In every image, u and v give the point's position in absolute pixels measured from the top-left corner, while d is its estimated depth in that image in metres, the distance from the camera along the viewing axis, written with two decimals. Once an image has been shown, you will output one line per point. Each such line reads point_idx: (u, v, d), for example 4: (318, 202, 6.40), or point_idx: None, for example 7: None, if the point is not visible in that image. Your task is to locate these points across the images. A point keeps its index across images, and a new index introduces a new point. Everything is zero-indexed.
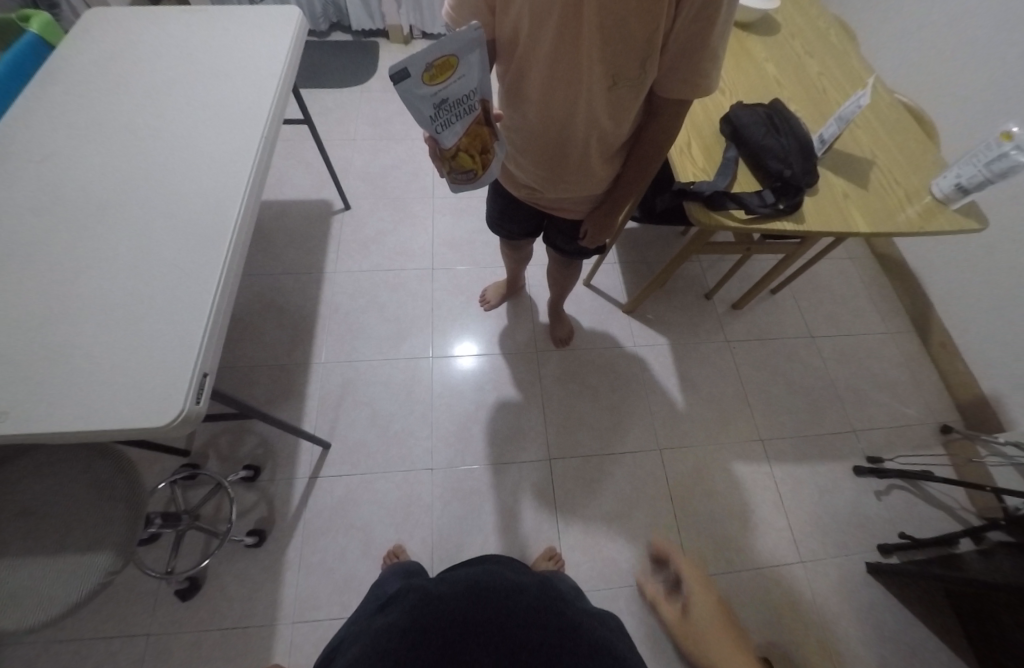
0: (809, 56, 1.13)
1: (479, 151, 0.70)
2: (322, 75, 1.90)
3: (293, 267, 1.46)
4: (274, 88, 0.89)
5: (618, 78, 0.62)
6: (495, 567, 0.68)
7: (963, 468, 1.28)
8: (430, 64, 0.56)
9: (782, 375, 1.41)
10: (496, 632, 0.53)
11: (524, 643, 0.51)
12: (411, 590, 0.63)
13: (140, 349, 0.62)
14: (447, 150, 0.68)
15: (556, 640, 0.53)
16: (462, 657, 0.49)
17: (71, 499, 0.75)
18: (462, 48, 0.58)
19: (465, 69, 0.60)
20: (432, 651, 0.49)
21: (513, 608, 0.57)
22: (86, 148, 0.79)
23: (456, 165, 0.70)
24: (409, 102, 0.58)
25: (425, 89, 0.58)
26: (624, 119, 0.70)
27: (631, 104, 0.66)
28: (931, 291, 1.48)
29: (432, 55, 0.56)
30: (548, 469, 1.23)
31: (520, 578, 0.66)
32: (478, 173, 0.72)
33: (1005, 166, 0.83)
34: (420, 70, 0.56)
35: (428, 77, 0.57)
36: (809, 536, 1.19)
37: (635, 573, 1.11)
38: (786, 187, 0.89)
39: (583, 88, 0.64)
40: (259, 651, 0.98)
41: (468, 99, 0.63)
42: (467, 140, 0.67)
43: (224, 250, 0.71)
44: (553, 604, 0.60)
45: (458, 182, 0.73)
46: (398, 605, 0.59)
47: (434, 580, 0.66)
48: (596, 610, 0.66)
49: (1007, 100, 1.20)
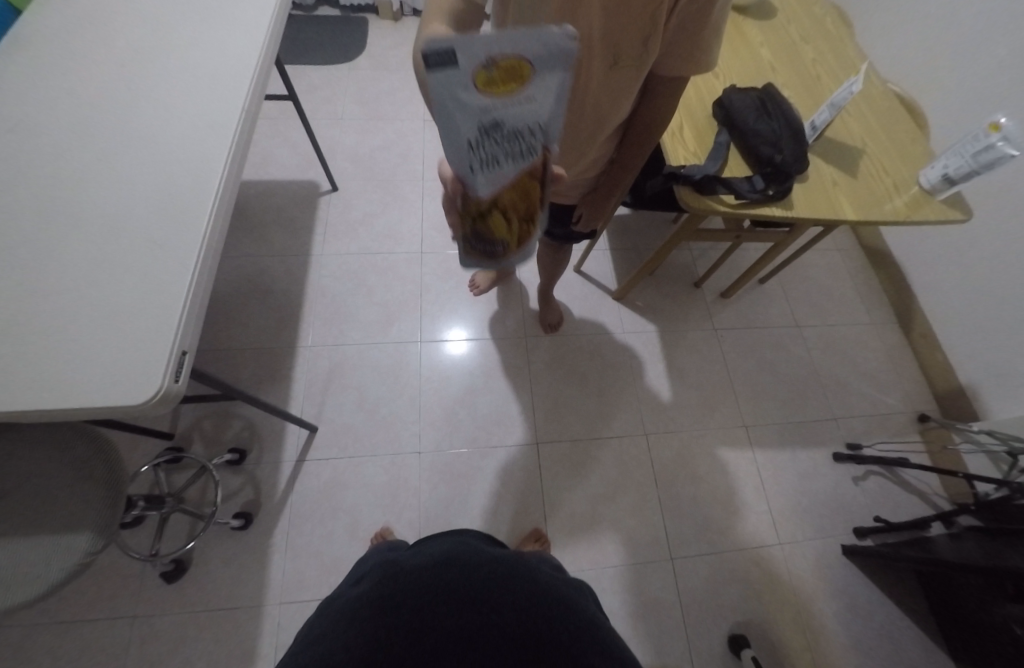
0: (805, 42, 1.12)
1: (519, 214, 0.50)
2: (307, 50, 1.84)
3: (279, 249, 1.43)
4: (254, 60, 0.86)
5: (618, 56, 0.61)
6: (469, 541, 0.67)
7: (937, 454, 1.33)
8: (491, 61, 0.36)
9: (768, 363, 1.43)
10: (471, 596, 0.53)
11: (501, 609, 0.51)
12: (383, 564, 0.63)
13: (119, 323, 0.61)
14: (478, 203, 0.47)
15: (530, 603, 0.53)
16: (435, 625, 0.49)
17: (49, 480, 0.73)
18: (540, 54, 0.38)
19: (538, 88, 0.40)
20: (399, 618, 0.49)
21: (486, 571, 0.57)
22: (59, 119, 0.75)
23: (482, 226, 0.49)
24: (440, 110, 0.36)
25: (474, 97, 0.37)
26: (623, 102, 0.68)
27: (630, 85, 0.65)
28: (915, 282, 1.51)
29: (498, 49, 0.35)
30: (535, 453, 1.24)
31: (495, 549, 0.66)
32: (509, 244, 0.51)
33: (991, 158, 0.85)
34: (474, 66, 0.36)
35: (482, 80, 0.37)
36: (789, 518, 1.22)
37: (620, 556, 1.14)
38: (775, 172, 0.89)
39: (582, 70, 0.62)
40: (247, 631, 0.99)
41: (535, 145, 0.45)
42: (510, 191, 0.47)
43: (202, 227, 0.69)
44: (529, 567, 0.61)
45: (479, 246, 0.52)
46: (370, 578, 0.60)
47: (409, 553, 0.67)
48: (573, 582, 0.67)
49: (997, 92, 1.20)
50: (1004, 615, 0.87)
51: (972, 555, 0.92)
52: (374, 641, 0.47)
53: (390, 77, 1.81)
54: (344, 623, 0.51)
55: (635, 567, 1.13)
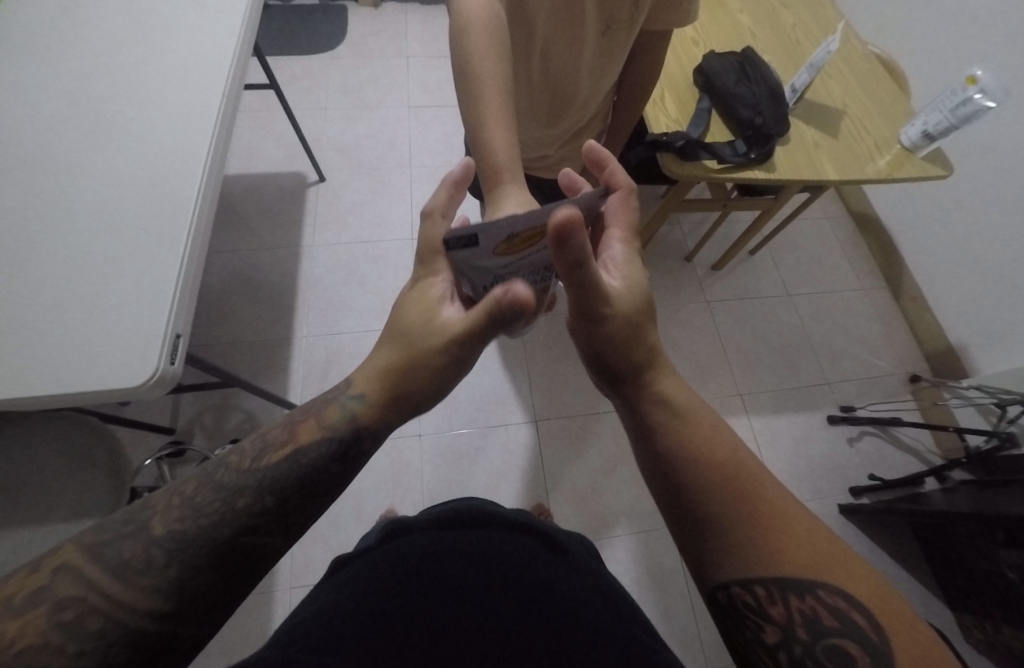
0: (784, 8, 1.12)
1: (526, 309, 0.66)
2: (287, 42, 1.82)
3: (269, 242, 1.43)
4: (232, 46, 0.85)
5: (611, 21, 0.68)
6: (475, 502, 0.67)
7: (928, 412, 1.35)
8: (515, 235, 0.42)
9: (761, 333, 1.44)
10: (477, 547, 0.52)
11: (506, 557, 0.51)
12: (389, 524, 0.64)
13: (108, 304, 0.61)
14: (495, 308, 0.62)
15: (534, 553, 0.54)
16: (443, 571, 0.48)
17: (53, 472, 0.74)
18: None
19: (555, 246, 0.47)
20: (401, 570, 0.48)
21: (492, 525, 0.57)
22: (37, 112, 0.75)
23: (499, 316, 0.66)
24: (467, 269, 0.47)
25: (494, 257, 0.45)
26: (617, 62, 0.76)
27: (623, 45, 0.73)
28: (902, 246, 1.52)
29: (521, 230, 0.41)
30: (535, 430, 1.25)
31: (500, 510, 0.65)
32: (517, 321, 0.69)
33: (969, 111, 0.88)
34: (495, 241, 0.42)
35: (504, 248, 0.43)
36: (787, 480, 1.25)
37: (621, 526, 1.16)
38: (757, 135, 0.89)
39: (580, 36, 0.69)
40: (258, 616, 1.00)
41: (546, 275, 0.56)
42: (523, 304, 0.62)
43: (190, 212, 0.69)
44: (532, 522, 0.62)
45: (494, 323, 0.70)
46: (377, 536, 0.61)
47: (414, 514, 0.67)
48: (573, 535, 0.68)
49: (975, 49, 1.21)
50: (998, 559, 0.87)
51: (964, 504, 0.94)
52: (382, 590, 0.46)
53: (372, 65, 1.79)
54: (351, 576, 0.50)
55: (636, 535, 1.15)
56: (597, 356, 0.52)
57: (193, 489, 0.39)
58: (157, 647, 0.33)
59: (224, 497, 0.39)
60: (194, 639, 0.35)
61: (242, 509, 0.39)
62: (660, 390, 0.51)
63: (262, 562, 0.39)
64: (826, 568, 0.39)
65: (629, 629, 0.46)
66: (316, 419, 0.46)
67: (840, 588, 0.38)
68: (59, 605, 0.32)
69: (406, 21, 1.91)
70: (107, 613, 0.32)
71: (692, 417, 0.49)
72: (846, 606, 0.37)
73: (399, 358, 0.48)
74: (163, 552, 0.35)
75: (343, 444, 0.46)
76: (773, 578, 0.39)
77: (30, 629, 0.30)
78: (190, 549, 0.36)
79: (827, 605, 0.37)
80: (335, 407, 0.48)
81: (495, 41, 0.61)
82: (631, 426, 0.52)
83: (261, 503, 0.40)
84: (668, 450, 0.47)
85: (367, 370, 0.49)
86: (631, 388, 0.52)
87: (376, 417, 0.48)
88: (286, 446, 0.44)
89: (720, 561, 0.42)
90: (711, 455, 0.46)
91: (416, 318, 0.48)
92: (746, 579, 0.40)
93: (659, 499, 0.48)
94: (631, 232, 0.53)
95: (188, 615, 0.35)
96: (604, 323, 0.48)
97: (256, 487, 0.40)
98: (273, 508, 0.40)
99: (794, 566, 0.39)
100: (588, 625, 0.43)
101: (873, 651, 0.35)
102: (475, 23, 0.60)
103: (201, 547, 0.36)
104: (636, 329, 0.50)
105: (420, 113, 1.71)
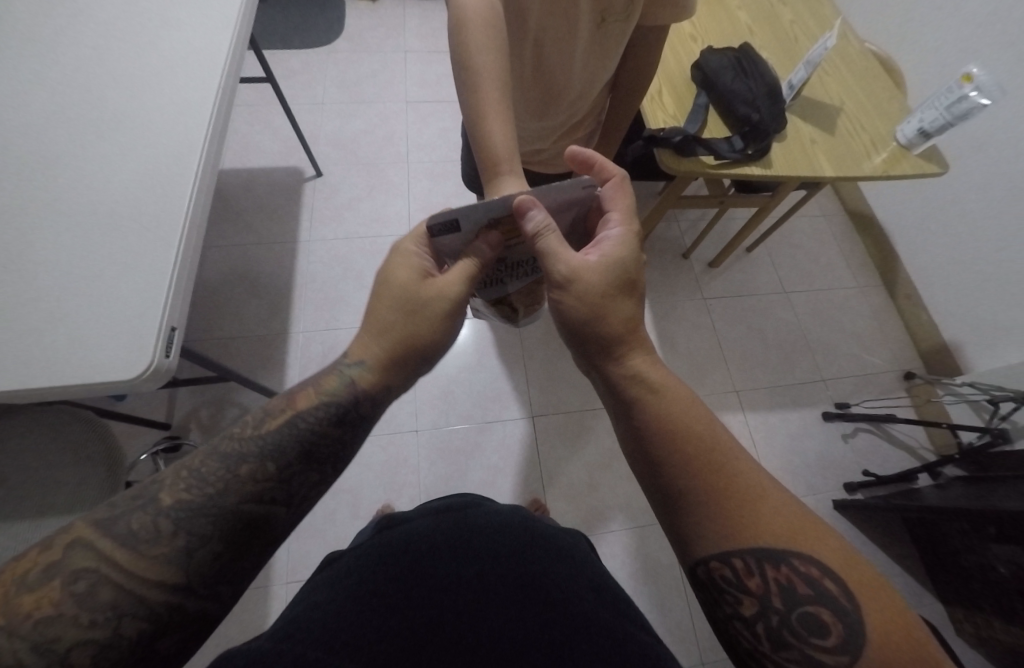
0: (782, 5, 1.12)
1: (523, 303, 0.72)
2: (283, 36, 1.80)
3: (265, 237, 1.42)
4: (229, 38, 0.85)
5: (606, 13, 0.68)
6: (471, 497, 0.67)
7: (922, 408, 1.36)
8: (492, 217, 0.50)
9: (757, 330, 1.45)
10: (467, 543, 0.52)
11: (498, 554, 0.51)
12: (384, 520, 0.64)
13: (102, 297, 0.61)
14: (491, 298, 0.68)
15: (528, 548, 0.53)
16: (432, 569, 0.48)
17: (48, 465, 0.74)
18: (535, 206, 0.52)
19: None
20: (392, 567, 0.48)
21: (484, 521, 0.57)
22: (31, 102, 0.74)
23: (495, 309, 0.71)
24: (454, 256, 0.54)
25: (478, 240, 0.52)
26: (612, 55, 0.76)
27: (618, 37, 0.73)
28: (898, 244, 1.53)
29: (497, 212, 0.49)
30: (532, 426, 1.26)
31: (496, 506, 0.64)
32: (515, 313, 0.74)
33: (964, 110, 0.88)
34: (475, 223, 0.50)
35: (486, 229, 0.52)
36: (783, 476, 1.26)
37: (617, 521, 1.16)
38: (755, 130, 0.89)
39: (575, 28, 0.69)
40: (254, 611, 1.00)
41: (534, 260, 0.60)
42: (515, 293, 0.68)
43: (186, 206, 0.69)
44: (527, 519, 0.61)
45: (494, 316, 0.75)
46: (370, 532, 0.60)
47: (410, 509, 0.67)
48: (569, 530, 0.68)
49: (971, 48, 1.21)
50: (989, 555, 0.88)
51: (957, 500, 0.95)
52: (372, 588, 0.45)
53: (370, 60, 1.78)
54: (342, 574, 0.50)
55: (633, 530, 1.15)
56: (564, 326, 0.53)
57: (200, 462, 0.41)
58: (170, 619, 0.35)
59: (226, 465, 0.41)
60: (202, 611, 0.37)
61: (244, 475, 0.41)
62: (632, 365, 0.51)
63: (262, 530, 0.41)
64: (798, 537, 0.39)
65: (621, 623, 0.45)
66: (315, 387, 0.48)
67: (815, 558, 0.38)
68: (72, 576, 0.33)
69: (404, 16, 1.90)
70: (120, 583, 0.34)
71: (667, 390, 0.50)
72: (818, 575, 0.38)
73: (402, 326, 0.50)
74: (170, 522, 0.37)
75: (341, 409, 0.48)
76: (748, 551, 0.40)
77: (47, 602, 0.32)
78: (198, 518, 0.38)
79: (802, 575, 0.38)
80: (333, 374, 0.50)
81: (494, 35, 0.60)
82: (610, 400, 0.53)
83: (265, 469, 0.42)
84: (644, 423, 0.48)
85: (363, 339, 0.51)
86: (601, 360, 0.52)
87: (375, 383, 0.50)
88: (282, 414, 0.46)
89: (698, 536, 0.42)
90: (686, 429, 0.46)
91: (404, 281, 0.50)
92: (724, 554, 0.41)
93: (638, 473, 0.48)
94: (625, 215, 0.54)
95: (199, 586, 0.37)
96: (569, 290, 0.50)
97: (259, 454, 0.43)
98: (274, 474, 0.43)
99: (766, 537, 0.40)
100: (579, 617, 0.43)
101: (847, 619, 0.36)
102: (472, 18, 0.59)
103: (208, 516, 0.38)
104: (599, 305, 0.50)
105: (418, 108, 1.70)
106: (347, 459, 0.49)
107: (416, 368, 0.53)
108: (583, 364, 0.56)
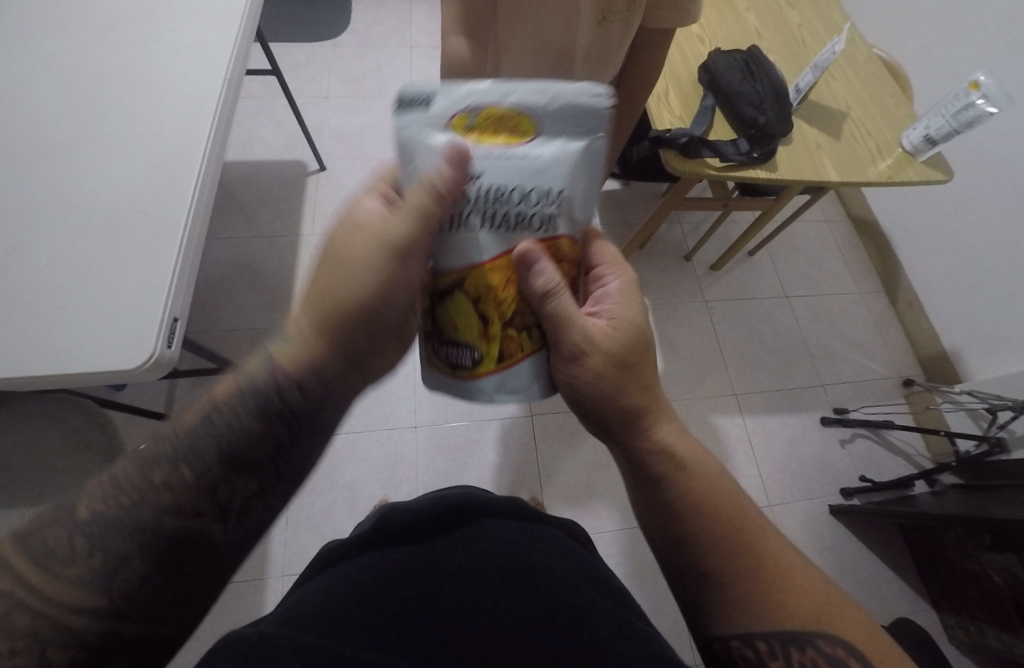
0: (791, 7, 1.12)
1: (496, 318, 0.39)
2: (289, 28, 1.80)
3: (267, 230, 1.42)
4: (236, 31, 0.84)
5: (607, 11, 0.68)
6: (469, 489, 0.67)
7: (920, 415, 1.37)
8: (474, 107, 0.37)
9: (757, 334, 1.45)
10: (472, 540, 0.52)
11: (497, 548, 0.50)
12: (380, 512, 0.63)
13: (103, 286, 0.61)
14: (444, 280, 0.40)
15: (527, 541, 0.52)
16: (441, 564, 0.48)
17: (45, 452, 0.74)
18: (543, 114, 0.36)
19: (540, 147, 0.37)
20: (400, 564, 0.47)
21: (489, 516, 0.57)
22: (35, 89, 0.74)
23: (444, 317, 0.40)
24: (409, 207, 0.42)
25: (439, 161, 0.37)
26: (615, 53, 0.76)
27: (621, 35, 0.73)
28: (900, 251, 1.53)
29: (481, 101, 0.37)
30: (531, 425, 1.26)
31: (491, 496, 0.63)
32: (476, 348, 0.40)
33: (970, 116, 0.88)
34: (449, 109, 0.37)
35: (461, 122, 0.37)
36: (782, 480, 1.26)
37: (614, 522, 1.16)
38: (760, 134, 0.90)
39: (573, 26, 0.70)
40: (250, 603, 1.01)
41: (525, 204, 0.37)
42: (483, 276, 0.39)
43: (190, 197, 0.69)
44: (531, 513, 0.61)
45: (438, 358, 0.43)
46: (369, 522, 0.60)
47: (405, 500, 0.67)
48: (565, 521, 0.68)
49: (979, 56, 1.21)
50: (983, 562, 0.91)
51: (952, 506, 0.96)
52: (378, 577, 0.45)
53: (376, 54, 1.78)
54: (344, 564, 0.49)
55: (630, 531, 1.16)
56: (578, 399, 0.48)
57: (119, 467, 0.36)
58: (104, 650, 0.31)
59: (140, 473, 0.36)
60: (145, 635, 0.33)
61: (157, 483, 0.36)
62: (659, 438, 0.50)
63: (200, 548, 0.36)
64: (823, 617, 0.41)
65: (619, 610, 0.46)
66: (235, 373, 0.43)
67: (839, 639, 0.39)
68: None
69: (411, 11, 1.90)
70: (39, 609, 0.30)
71: (695, 466, 0.50)
72: (842, 654, 0.38)
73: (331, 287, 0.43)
74: (86, 539, 0.33)
75: (264, 402, 0.42)
76: (777, 632, 0.40)
77: None
78: (113, 536, 0.33)
79: (826, 656, 0.38)
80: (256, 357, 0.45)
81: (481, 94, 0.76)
82: (631, 475, 0.51)
83: (180, 474, 0.36)
84: (677, 502, 0.48)
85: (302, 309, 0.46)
86: (624, 435, 0.50)
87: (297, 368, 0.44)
88: (196, 409, 0.40)
89: (724, 614, 0.43)
90: (717, 507, 0.47)
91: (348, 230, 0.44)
92: (745, 633, 0.41)
93: (660, 555, 0.48)
94: (618, 263, 0.51)
95: (132, 609, 0.32)
96: (582, 360, 0.45)
97: (173, 456, 0.37)
98: (196, 487, 0.36)
99: (794, 618, 0.40)
100: (579, 607, 0.43)
101: None
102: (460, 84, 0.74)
103: (125, 532, 0.33)
104: (618, 383, 0.48)
105: None
106: (291, 460, 0.42)
107: (356, 339, 0.45)
108: (596, 436, 0.54)
